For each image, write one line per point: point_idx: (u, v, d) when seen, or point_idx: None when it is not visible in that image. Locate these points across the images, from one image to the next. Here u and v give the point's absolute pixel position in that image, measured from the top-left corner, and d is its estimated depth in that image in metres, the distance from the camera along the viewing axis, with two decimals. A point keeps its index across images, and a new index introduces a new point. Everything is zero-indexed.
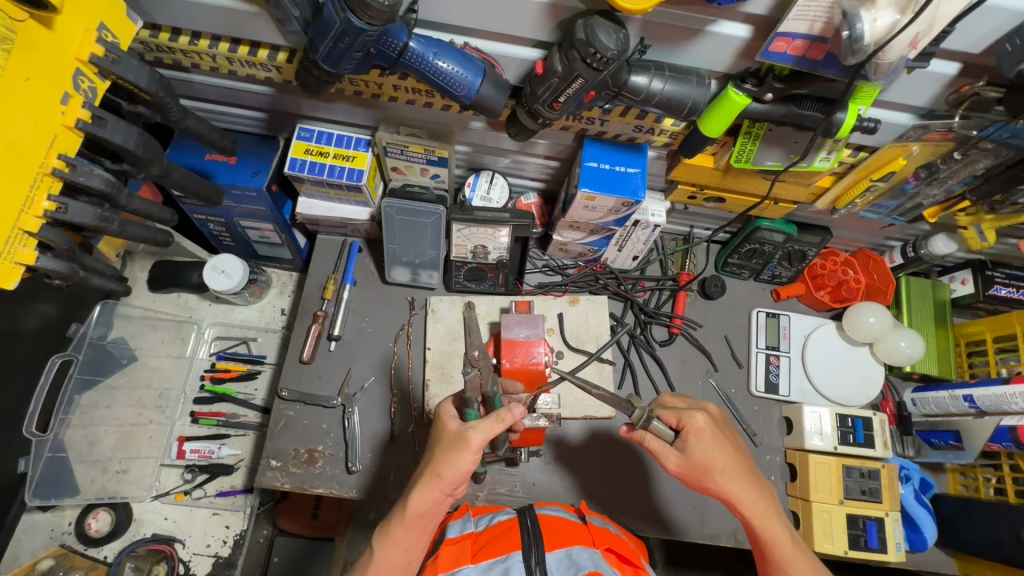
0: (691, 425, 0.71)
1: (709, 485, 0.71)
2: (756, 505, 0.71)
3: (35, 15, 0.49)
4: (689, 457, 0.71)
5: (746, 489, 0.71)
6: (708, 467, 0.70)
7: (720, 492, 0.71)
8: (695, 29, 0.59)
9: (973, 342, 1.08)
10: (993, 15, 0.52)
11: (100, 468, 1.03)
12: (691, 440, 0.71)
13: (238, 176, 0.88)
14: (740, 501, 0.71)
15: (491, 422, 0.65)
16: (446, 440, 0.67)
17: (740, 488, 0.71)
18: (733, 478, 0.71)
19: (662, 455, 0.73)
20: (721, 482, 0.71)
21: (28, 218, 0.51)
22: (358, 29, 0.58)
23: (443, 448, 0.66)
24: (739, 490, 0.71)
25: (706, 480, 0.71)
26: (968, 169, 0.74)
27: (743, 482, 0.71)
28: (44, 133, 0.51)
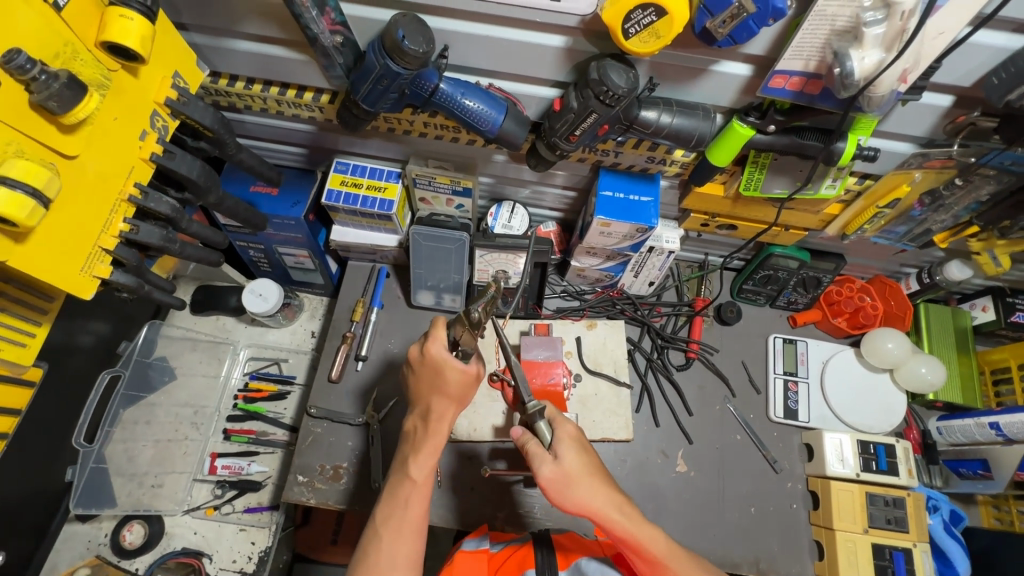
0: (564, 431, 0.75)
1: (575, 495, 0.70)
2: (621, 517, 0.70)
3: (126, 66, 0.56)
4: (562, 465, 0.71)
5: (611, 500, 0.70)
6: (577, 476, 0.70)
7: (582, 505, 0.70)
8: (700, 69, 0.65)
9: (998, 369, 1.07)
10: (976, 50, 0.56)
11: (136, 482, 1.08)
12: (560, 444, 0.73)
13: (280, 206, 0.96)
14: (604, 515, 0.70)
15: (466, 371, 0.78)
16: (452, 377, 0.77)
17: (605, 497, 0.71)
18: (598, 486, 0.71)
19: (534, 463, 0.72)
20: (590, 490, 0.70)
21: (106, 237, 0.58)
22: (395, 73, 0.65)
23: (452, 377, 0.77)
24: (606, 501, 0.70)
25: (572, 491, 0.70)
26: (973, 196, 0.77)
27: (607, 490, 0.71)
28: (124, 164, 0.58)
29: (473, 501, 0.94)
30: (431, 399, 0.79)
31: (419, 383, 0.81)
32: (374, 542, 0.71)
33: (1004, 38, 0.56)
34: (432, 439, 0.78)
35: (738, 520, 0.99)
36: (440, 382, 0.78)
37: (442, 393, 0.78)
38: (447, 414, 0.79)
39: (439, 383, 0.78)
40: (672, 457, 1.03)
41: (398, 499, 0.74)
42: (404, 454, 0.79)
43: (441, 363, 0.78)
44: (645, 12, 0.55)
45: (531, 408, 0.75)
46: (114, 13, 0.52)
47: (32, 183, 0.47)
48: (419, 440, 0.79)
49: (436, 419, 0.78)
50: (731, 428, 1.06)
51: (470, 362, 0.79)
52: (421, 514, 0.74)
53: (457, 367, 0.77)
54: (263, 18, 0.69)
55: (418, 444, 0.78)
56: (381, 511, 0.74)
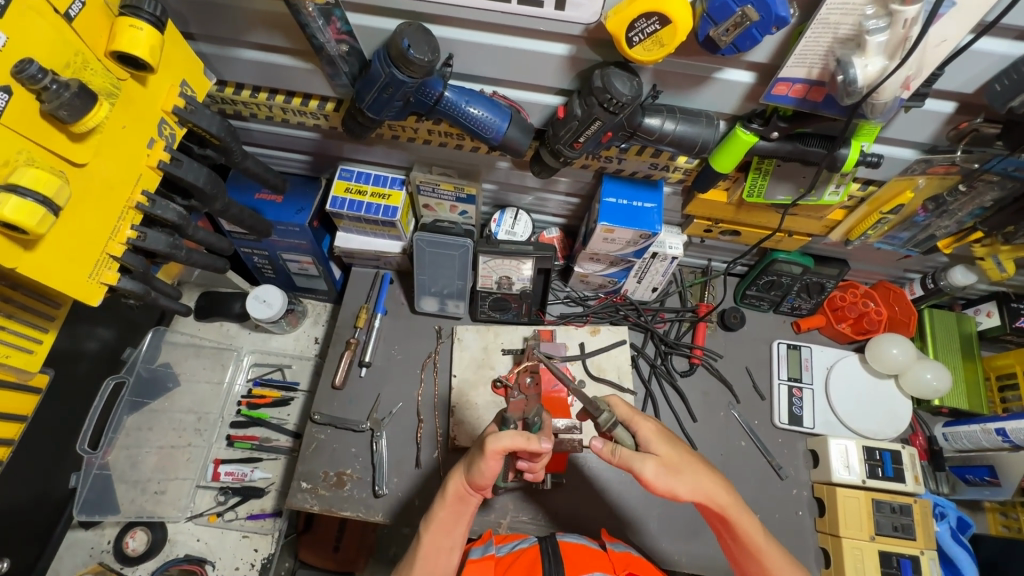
0: (645, 430, 0.72)
1: (682, 487, 0.67)
2: (728, 499, 0.70)
3: (134, 75, 0.57)
4: (661, 458, 0.68)
5: (716, 480, 0.70)
6: (679, 464, 0.69)
7: (695, 488, 0.68)
8: (703, 76, 0.65)
9: (1004, 375, 1.06)
10: (979, 58, 0.57)
11: (139, 488, 1.08)
12: (648, 441, 0.71)
13: (284, 213, 0.96)
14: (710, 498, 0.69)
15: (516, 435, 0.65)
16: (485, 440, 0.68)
17: (711, 479, 0.70)
18: (700, 472, 0.69)
19: (635, 464, 0.67)
20: (695, 472, 0.69)
21: (114, 244, 0.58)
22: (400, 82, 0.66)
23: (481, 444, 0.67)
24: (713, 483, 0.69)
25: (678, 479, 0.68)
26: (976, 202, 0.77)
27: (708, 472, 0.70)
28: (132, 172, 0.59)
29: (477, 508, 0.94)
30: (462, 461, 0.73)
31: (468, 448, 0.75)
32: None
33: (1007, 45, 0.56)
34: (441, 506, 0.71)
35: None
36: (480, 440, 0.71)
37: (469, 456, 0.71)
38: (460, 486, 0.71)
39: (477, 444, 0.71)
40: None
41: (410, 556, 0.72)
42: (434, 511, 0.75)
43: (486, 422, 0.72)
44: (649, 20, 0.55)
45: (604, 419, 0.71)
46: (124, 23, 0.53)
47: (42, 191, 0.48)
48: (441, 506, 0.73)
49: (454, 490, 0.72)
50: (736, 435, 1.06)
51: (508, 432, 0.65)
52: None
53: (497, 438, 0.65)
54: (270, 27, 0.70)
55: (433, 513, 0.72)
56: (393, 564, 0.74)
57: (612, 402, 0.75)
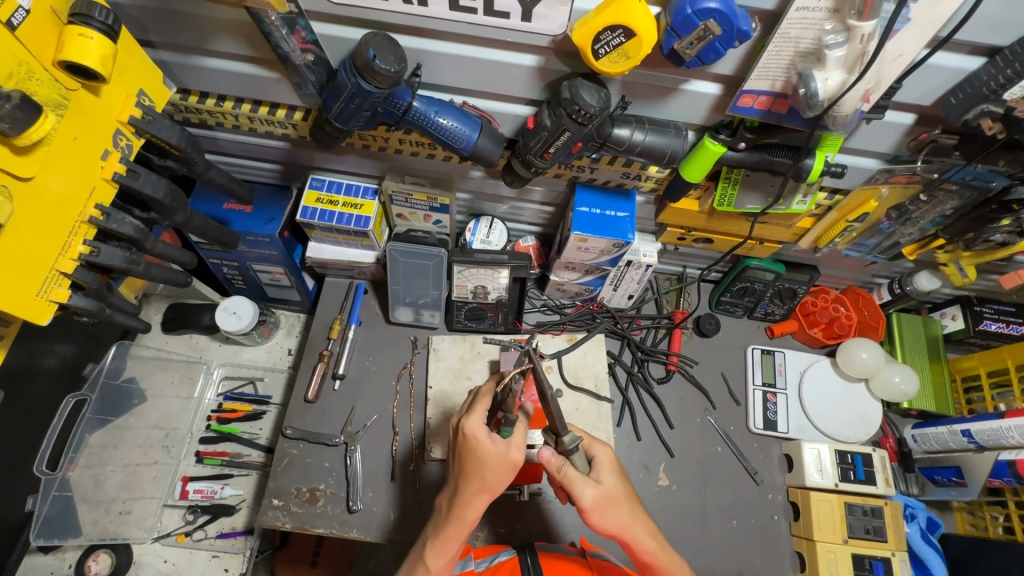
0: (602, 454, 0.70)
1: (613, 520, 0.66)
2: (654, 546, 0.67)
3: (86, 85, 0.55)
4: (604, 487, 0.66)
5: (647, 525, 0.68)
6: (619, 498, 0.67)
7: (619, 528, 0.66)
8: (670, 88, 0.66)
9: (969, 377, 1.09)
10: (936, 71, 0.58)
11: (103, 509, 1.05)
12: (601, 468, 0.68)
13: (253, 223, 0.94)
14: (637, 541, 0.67)
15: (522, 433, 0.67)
16: (490, 458, 0.64)
17: (642, 524, 0.68)
18: (632, 512, 0.67)
19: (576, 487, 0.65)
20: (627, 516, 0.67)
21: (65, 260, 0.55)
22: (367, 92, 0.65)
23: (484, 464, 0.65)
24: (640, 528, 0.67)
25: (610, 514, 0.66)
26: (937, 210, 0.79)
27: (643, 516, 0.68)
28: (84, 185, 0.57)
29: None
30: (465, 484, 0.65)
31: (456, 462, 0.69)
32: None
33: (961, 60, 0.57)
34: (454, 529, 0.66)
35: (721, 533, 0.99)
36: (479, 447, 0.65)
37: (474, 480, 0.65)
38: (478, 507, 0.65)
39: (469, 448, 0.66)
40: (655, 470, 1.02)
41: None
42: (428, 532, 0.69)
43: (477, 441, 0.65)
44: (613, 33, 0.55)
45: (569, 442, 0.67)
46: (73, 32, 0.51)
47: None
48: (443, 524, 0.67)
49: (462, 505, 0.66)
50: (712, 441, 1.06)
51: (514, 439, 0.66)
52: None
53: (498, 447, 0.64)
54: (233, 36, 0.68)
55: (440, 527, 0.67)
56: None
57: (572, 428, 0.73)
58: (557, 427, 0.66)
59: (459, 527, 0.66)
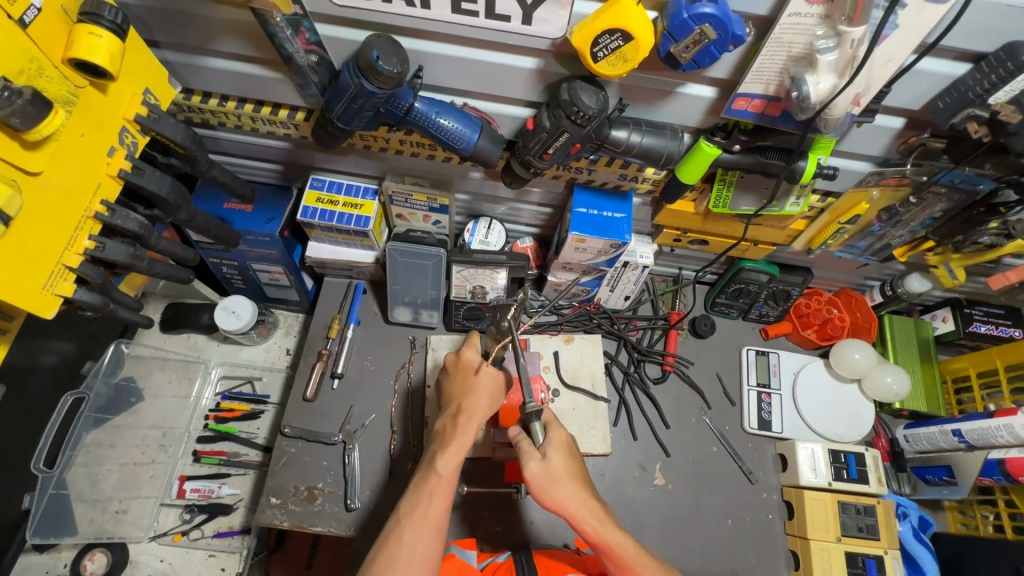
0: (556, 433, 0.74)
1: (556, 496, 0.69)
2: (595, 523, 0.69)
3: (94, 83, 0.56)
4: (549, 463, 0.70)
5: (586, 503, 0.69)
6: (560, 474, 0.70)
7: (558, 506, 0.69)
8: (667, 91, 0.67)
9: (959, 378, 1.11)
10: (924, 76, 0.60)
11: (99, 508, 1.04)
12: (550, 443, 0.72)
13: (254, 222, 0.95)
14: (580, 520, 0.69)
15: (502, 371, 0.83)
16: (484, 377, 0.81)
17: (581, 502, 0.69)
18: (577, 489, 0.70)
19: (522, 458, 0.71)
20: (570, 492, 0.69)
21: (71, 255, 0.56)
22: (369, 92, 0.66)
23: (474, 378, 0.82)
24: (581, 505, 0.69)
25: (553, 488, 0.69)
26: (927, 212, 0.81)
27: (585, 494, 0.70)
28: (91, 181, 0.57)
29: (450, 519, 0.93)
30: (466, 399, 0.80)
31: (453, 385, 0.84)
32: (397, 535, 0.68)
33: (947, 66, 0.59)
34: (460, 437, 0.76)
35: (716, 532, 1.00)
36: (468, 370, 0.83)
37: (474, 393, 0.80)
38: (480, 415, 0.79)
39: (461, 372, 0.84)
40: (650, 470, 1.03)
41: (422, 493, 0.71)
42: (433, 450, 0.77)
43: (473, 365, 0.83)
44: (612, 37, 0.57)
45: (530, 408, 0.71)
46: (83, 30, 0.52)
47: None
48: (448, 436, 0.77)
49: (467, 414, 0.78)
50: (707, 440, 1.07)
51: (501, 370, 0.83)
52: (444, 508, 0.71)
53: (489, 370, 0.81)
54: (238, 37, 0.69)
55: (446, 439, 0.77)
56: (404, 505, 0.71)
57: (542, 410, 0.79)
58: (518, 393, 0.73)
59: (465, 435, 0.76)
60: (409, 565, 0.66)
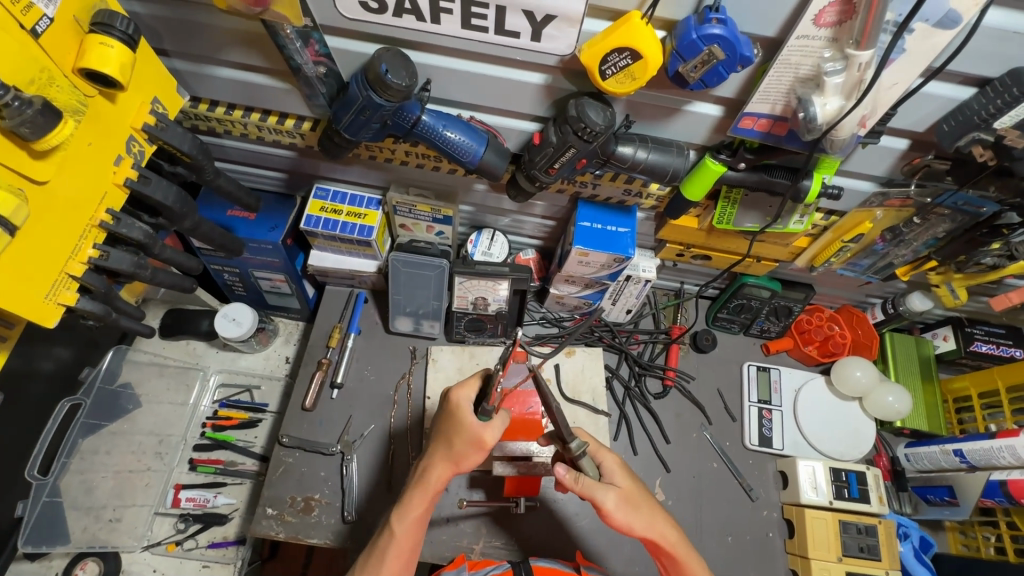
0: (609, 460, 0.74)
1: (637, 521, 0.71)
2: (676, 539, 0.73)
3: (103, 93, 0.56)
4: (621, 488, 0.72)
5: (667, 521, 0.74)
6: (633, 498, 0.72)
7: (644, 529, 0.72)
8: (674, 108, 0.68)
9: (960, 398, 1.10)
10: (929, 99, 0.60)
11: (93, 516, 1.03)
12: (612, 473, 0.73)
13: (257, 230, 0.95)
14: (663, 538, 0.73)
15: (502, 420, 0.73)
16: (463, 432, 0.72)
17: (660, 520, 0.73)
18: (652, 511, 0.73)
19: (595, 493, 0.70)
20: (645, 516, 0.72)
21: (74, 264, 0.56)
22: (377, 105, 0.66)
23: (454, 432, 0.73)
24: (662, 523, 0.73)
25: (632, 513, 0.71)
26: (930, 233, 0.81)
27: (661, 513, 0.74)
28: (97, 189, 0.57)
29: (448, 533, 0.92)
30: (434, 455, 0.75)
31: (437, 432, 0.76)
32: None
33: (952, 90, 0.60)
34: (419, 495, 0.75)
35: (716, 551, 0.99)
36: (456, 425, 0.72)
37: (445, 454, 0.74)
38: (473, 459, 0.73)
39: (450, 422, 0.73)
40: (650, 485, 1.03)
41: (376, 552, 0.74)
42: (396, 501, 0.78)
43: (461, 415, 0.72)
44: (621, 55, 0.57)
45: (575, 446, 0.72)
46: (95, 40, 0.52)
47: None
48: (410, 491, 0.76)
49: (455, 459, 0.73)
50: (707, 457, 1.07)
51: (490, 422, 0.73)
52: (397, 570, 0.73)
53: (472, 426, 0.71)
54: (248, 47, 0.69)
55: (426, 481, 0.75)
56: (370, 553, 0.75)
57: (580, 435, 0.78)
58: (564, 433, 0.71)
59: (425, 493, 0.75)
60: None
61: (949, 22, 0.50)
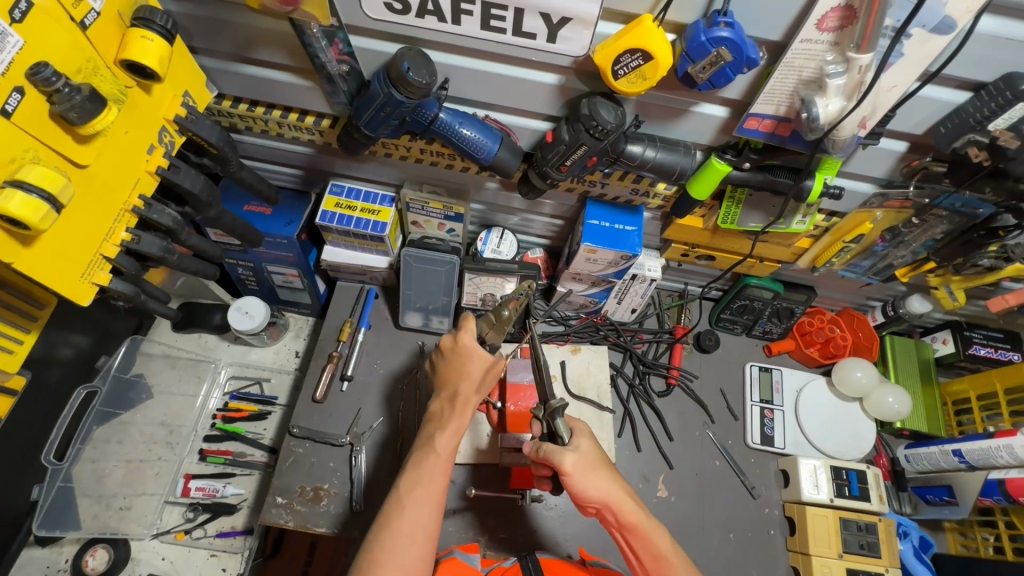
0: (580, 426, 0.76)
1: (594, 486, 0.71)
2: (635, 509, 0.71)
3: (141, 84, 0.59)
4: (581, 451, 0.72)
5: (624, 489, 0.72)
6: (592, 462, 0.72)
7: (600, 493, 0.71)
8: (682, 109, 0.70)
9: (959, 400, 1.12)
10: (926, 102, 0.63)
11: (103, 504, 1.05)
12: (578, 436, 0.74)
13: (273, 225, 0.97)
14: (620, 505, 0.71)
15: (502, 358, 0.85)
16: (482, 360, 0.82)
17: (617, 488, 0.72)
18: (611, 478, 0.72)
19: (556, 454, 0.71)
20: (606, 481, 0.71)
21: (108, 245, 0.58)
22: (398, 102, 0.69)
23: (471, 361, 0.82)
24: (620, 491, 0.72)
25: (592, 478, 0.71)
26: (928, 234, 0.84)
27: (620, 482, 0.73)
28: (131, 176, 0.60)
29: (455, 523, 0.93)
30: (460, 383, 0.82)
31: (449, 369, 0.85)
32: (398, 511, 0.70)
33: (948, 94, 0.63)
34: (457, 416, 0.79)
35: (718, 546, 1.00)
36: (472, 356, 0.83)
37: (469, 378, 0.82)
38: (474, 402, 0.81)
39: (462, 358, 0.83)
40: (654, 481, 1.04)
41: (422, 472, 0.74)
42: (429, 433, 0.80)
43: (470, 346, 0.83)
44: (633, 55, 0.60)
45: (553, 404, 0.74)
46: (136, 34, 0.55)
47: (46, 188, 0.48)
48: (445, 419, 0.80)
49: (462, 401, 0.81)
50: (710, 454, 1.08)
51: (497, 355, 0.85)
52: (442, 488, 0.74)
53: (483, 355, 0.82)
54: (274, 45, 0.72)
55: (444, 421, 0.80)
56: (403, 485, 0.73)
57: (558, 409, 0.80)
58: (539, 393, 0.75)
59: (462, 415, 0.79)
60: (411, 543, 0.68)
61: (945, 27, 0.53)
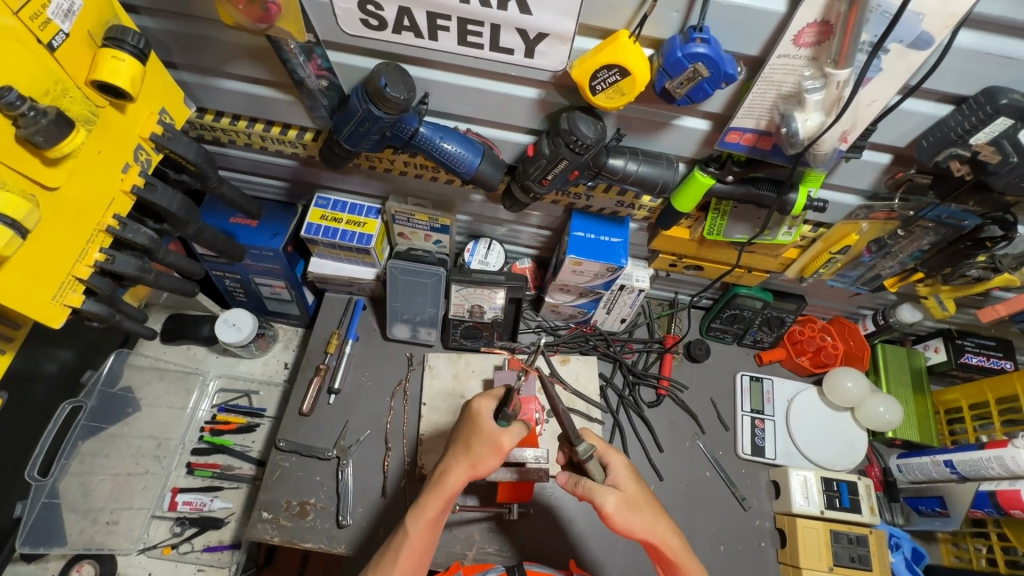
0: (616, 461, 0.74)
1: (636, 524, 0.70)
2: (677, 543, 0.71)
3: (114, 103, 0.58)
4: (623, 492, 0.71)
5: (668, 526, 0.71)
6: (634, 502, 0.71)
7: (643, 533, 0.70)
8: (663, 122, 0.70)
9: (952, 409, 1.11)
10: (908, 115, 0.62)
11: (90, 518, 1.04)
12: (616, 475, 0.73)
13: (258, 237, 0.97)
14: (663, 541, 0.70)
15: (521, 427, 0.72)
16: (482, 433, 0.71)
17: (661, 525, 0.71)
18: (652, 514, 0.71)
19: (596, 495, 0.70)
20: (647, 519, 0.70)
21: (81, 267, 0.58)
22: (376, 117, 0.68)
23: (471, 435, 0.72)
24: (664, 528, 0.71)
25: (633, 517, 0.70)
26: (915, 244, 0.83)
27: (664, 518, 0.72)
28: (105, 195, 0.60)
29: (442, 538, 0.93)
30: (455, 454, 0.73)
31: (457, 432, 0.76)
32: None
33: (930, 107, 0.62)
34: (434, 494, 0.72)
35: (708, 558, 1.00)
36: (473, 429, 0.73)
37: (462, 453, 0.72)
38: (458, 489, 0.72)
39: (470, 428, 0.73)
40: None
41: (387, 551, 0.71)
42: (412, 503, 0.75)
43: (482, 418, 0.72)
44: (610, 71, 0.59)
45: (583, 451, 0.70)
46: (106, 54, 0.54)
47: (11, 214, 0.48)
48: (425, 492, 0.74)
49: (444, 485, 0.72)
50: (701, 466, 1.08)
51: (510, 427, 0.71)
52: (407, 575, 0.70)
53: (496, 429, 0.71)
54: (252, 61, 0.72)
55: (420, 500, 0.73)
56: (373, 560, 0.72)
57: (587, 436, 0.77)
58: (570, 437, 0.70)
59: (439, 494, 0.72)
60: None
61: (922, 43, 0.52)
